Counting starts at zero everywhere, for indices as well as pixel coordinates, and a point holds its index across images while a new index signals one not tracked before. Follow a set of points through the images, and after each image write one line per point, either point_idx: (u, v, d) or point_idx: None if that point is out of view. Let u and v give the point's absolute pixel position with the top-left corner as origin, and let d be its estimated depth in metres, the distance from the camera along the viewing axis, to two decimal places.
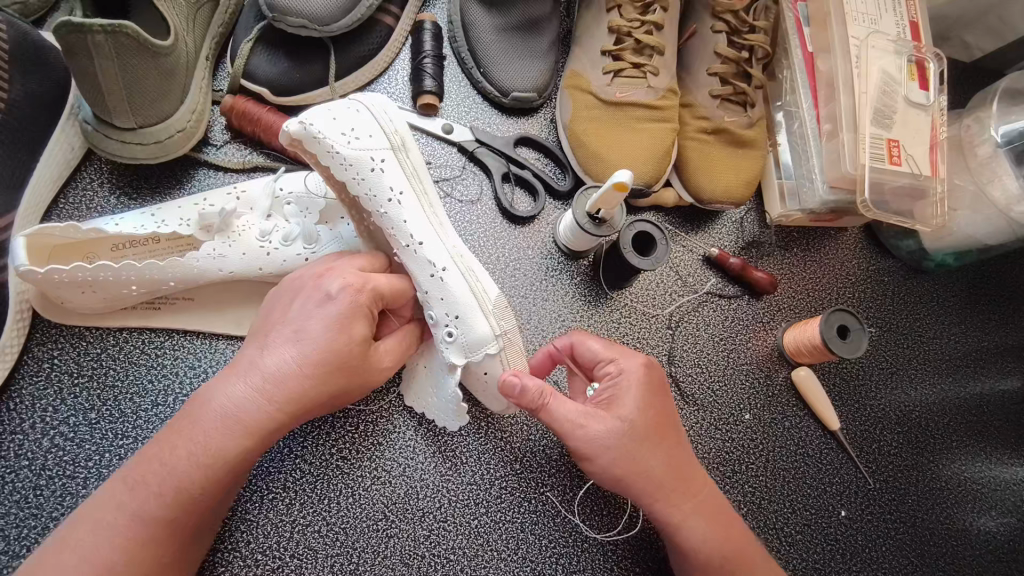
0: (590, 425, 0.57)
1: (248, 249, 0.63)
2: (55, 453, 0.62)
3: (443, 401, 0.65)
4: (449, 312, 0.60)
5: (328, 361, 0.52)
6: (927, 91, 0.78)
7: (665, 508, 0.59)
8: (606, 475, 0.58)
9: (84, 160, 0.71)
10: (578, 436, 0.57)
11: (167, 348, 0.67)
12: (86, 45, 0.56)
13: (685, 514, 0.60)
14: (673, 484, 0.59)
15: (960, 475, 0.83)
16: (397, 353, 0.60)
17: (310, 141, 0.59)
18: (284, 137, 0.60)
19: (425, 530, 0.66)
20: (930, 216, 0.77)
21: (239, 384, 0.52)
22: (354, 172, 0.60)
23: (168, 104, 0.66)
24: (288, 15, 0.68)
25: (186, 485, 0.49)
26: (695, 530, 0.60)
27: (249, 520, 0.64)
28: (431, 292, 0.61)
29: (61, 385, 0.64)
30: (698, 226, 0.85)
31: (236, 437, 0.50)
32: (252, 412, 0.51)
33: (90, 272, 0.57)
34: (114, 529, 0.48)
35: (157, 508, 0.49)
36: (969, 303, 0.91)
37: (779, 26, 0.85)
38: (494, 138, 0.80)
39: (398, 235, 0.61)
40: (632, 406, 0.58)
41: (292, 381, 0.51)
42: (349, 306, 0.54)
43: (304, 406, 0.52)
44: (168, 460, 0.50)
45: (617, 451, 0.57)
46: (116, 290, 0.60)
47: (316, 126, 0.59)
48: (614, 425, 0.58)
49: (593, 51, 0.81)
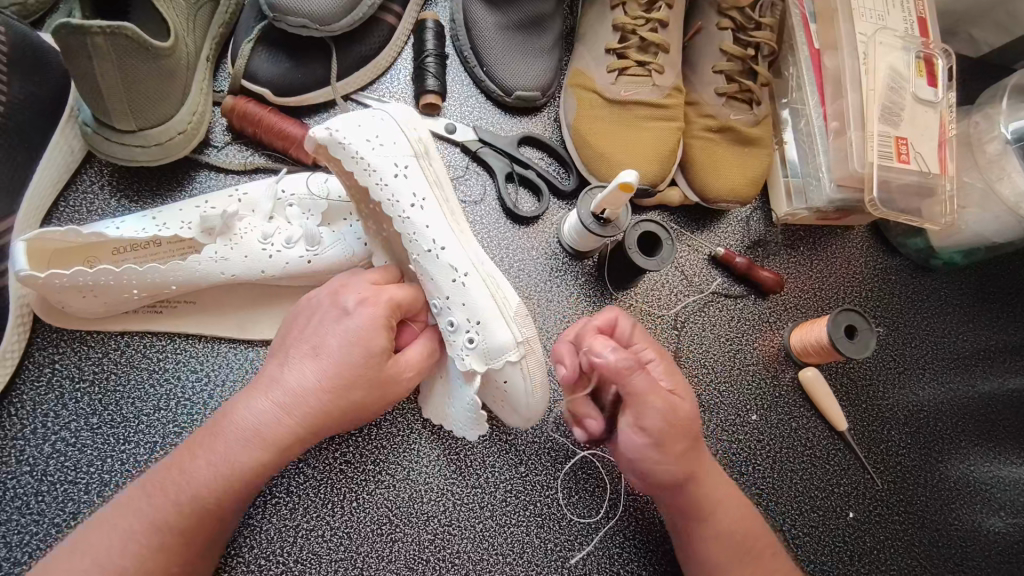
0: (679, 407, 0.56)
1: (250, 252, 0.62)
2: (57, 459, 0.62)
3: (458, 411, 0.62)
4: (472, 318, 0.59)
5: (348, 376, 0.51)
6: (935, 87, 0.77)
7: (710, 492, 0.60)
8: (677, 463, 0.56)
9: (83, 162, 0.70)
10: (665, 415, 0.54)
11: (168, 352, 0.67)
12: (84, 46, 0.55)
13: (720, 496, 0.60)
14: (714, 468, 0.61)
15: (968, 475, 0.82)
16: (420, 364, 0.57)
17: (335, 149, 0.60)
18: (309, 143, 0.60)
19: (429, 533, 0.66)
20: (939, 215, 0.77)
21: (262, 400, 0.51)
22: (376, 177, 0.59)
23: (169, 106, 0.65)
24: (288, 15, 0.67)
25: (206, 495, 0.49)
26: (728, 513, 0.60)
27: (252, 526, 0.63)
28: (453, 297, 0.59)
29: (62, 390, 0.64)
30: (703, 226, 0.85)
31: (262, 449, 0.50)
32: (275, 425, 0.51)
33: (91, 277, 0.57)
34: (132, 534, 0.48)
35: (174, 517, 0.48)
36: (978, 300, 0.90)
37: (785, 22, 0.84)
38: (497, 138, 0.79)
39: (419, 239, 0.59)
40: (690, 393, 0.59)
41: (314, 398, 0.51)
42: (367, 319, 0.53)
43: (328, 420, 0.52)
44: (191, 468, 0.50)
45: (694, 434, 0.57)
46: (117, 294, 0.60)
47: (342, 133, 0.60)
48: (689, 410, 0.57)
49: (597, 48, 0.80)
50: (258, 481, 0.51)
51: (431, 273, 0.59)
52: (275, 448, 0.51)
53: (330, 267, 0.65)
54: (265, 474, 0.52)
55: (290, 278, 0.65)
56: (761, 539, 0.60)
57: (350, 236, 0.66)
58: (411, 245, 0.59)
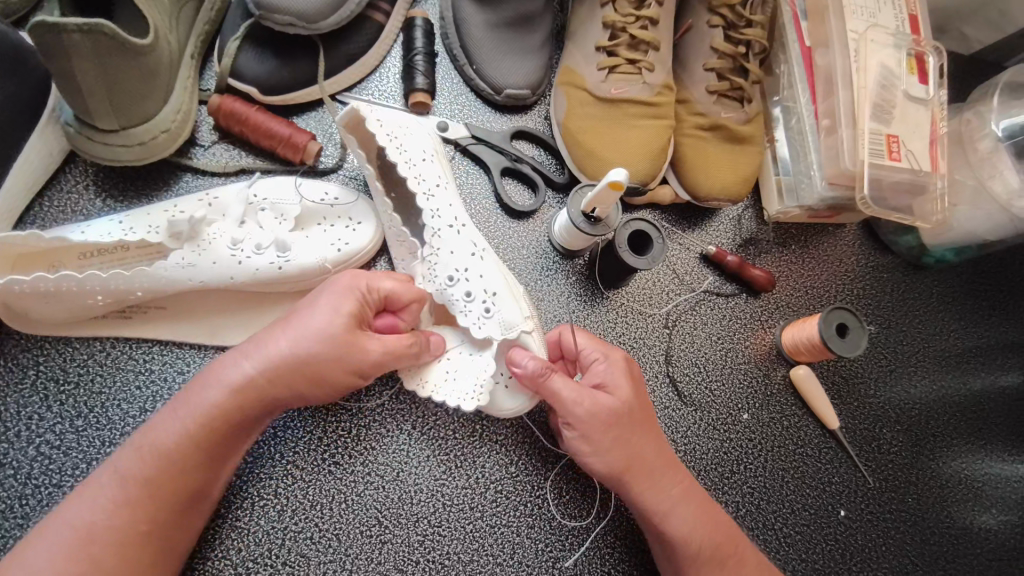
0: (598, 400, 0.59)
1: (219, 259, 0.62)
2: (41, 462, 0.61)
3: (467, 379, 0.62)
4: (488, 289, 0.62)
5: (303, 326, 0.54)
6: (926, 85, 0.77)
7: (654, 500, 0.60)
8: (607, 463, 0.59)
9: (65, 162, 0.69)
10: (587, 409, 0.58)
11: (154, 354, 0.66)
12: (61, 45, 0.55)
13: (672, 502, 0.60)
14: (663, 471, 0.61)
15: (961, 472, 0.82)
16: (391, 348, 0.56)
17: (368, 121, 0.64)
18: (342, 112, 0.65)
19: (418, 535, 0.65)
20: (929, 212, 0.77)
21: (235, 359, 0.54)
22: (405, 156, 0.65)
23: (152, 104, 0.64)
24: (274, 13, 0.66)
25: (167, 443, 0.52)
26: (684, 520, 0.60)
27: (240, 528, 0.63)
28: (469, 270, 0.62)
29: (46, 392, 0.63)
30: (695, 224, 0.84)
31: (216, 391, 0.53)
32: (235, 370, 0.53)
33: (53, 283, 0.56)
34: (102, 490, 0.50)
35: (137, 467, 0.51)
36: (970, 297, 0.90)
37: (776, 20, 0.84)
38: (490, 134, 0.78)
39: (441, 215, 0.64)
40: (627, 387, 0.61)
41: (272, 348, 0.54)
42: (338, 287, 0.56)
43: (289, 373, 0.54)
44: (160, 422, 0.53)
45: (619, 430, 0.59)
46: (80, 300, 0.59)
47: (377, 112, 0.65)
48: (615, 406, 0.59)
49: (587, 46, 0.79)
50: (220, 429, 0.53)
51: (450, 245, 0.63)
52: (232, 392, 0.53)
53: (302, 272, 0.65)
54: (228, 421, 0.53)
55: (260, 285, 0.65)
56: (730, 538, 0.62)
57: (322, 241, 0.67)
58: (433, 220, 0.63)
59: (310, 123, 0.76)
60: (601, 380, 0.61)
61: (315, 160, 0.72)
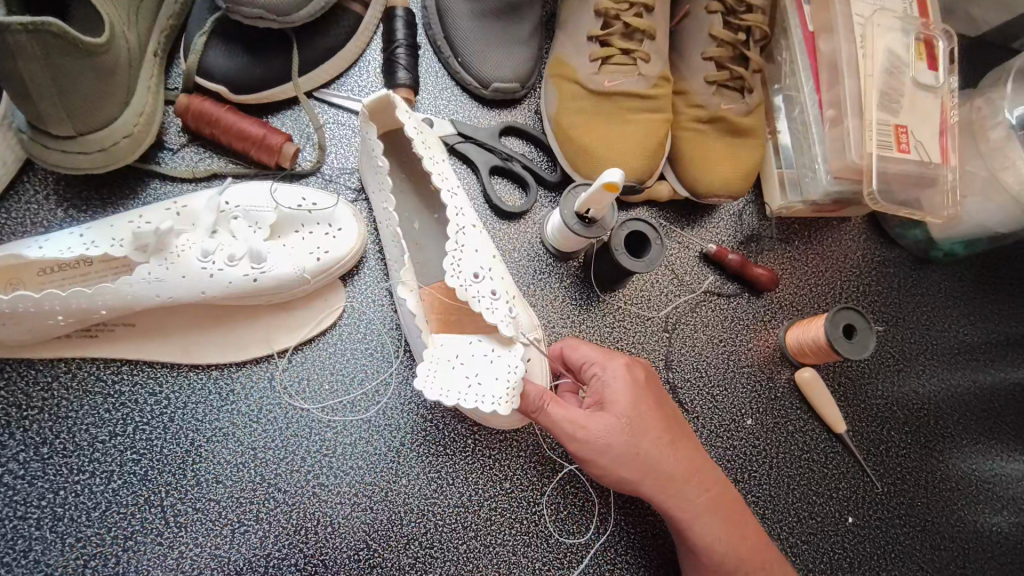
0: (591, 426, 0.55)
1: (189, 272, 0.58)
2: (4, 494, 0.58)
3: (494, 380, 0.56)
4: (507, 291, 0.61)
5: None
6: (936, 72, 0.73)
7: (678, 512, 0.58)
8: (620, 480, 0.56)
9: (23, 170, 0.65)
10: (582, 440, 0.55)
11: (124, 375, 0.62)
12: (7, 46, 0.50)
13: (696, 512, 0.58)
14: (686, 486, 0.58)
15: (971, 473, 0.80)
16: None
17: (400, 110, 0.60)
18: (374, 97, 0.60)
19: (409, 557, 0.62)
20: (940, 206, 0.73)
21: None
22: (430, 152, 0.61)
23: (113, 106, 0.60)
24: (241, 6, 0.61)
25: None
26: (709, 533, 0.59)
27: (219, 556, 0.59)
28: (493, 271, 0.59)
29: (8, 418, 0.60)
30: (693, 221, 0.81)
31: None
32: None
33: (6, 304, 0.52)
34: None
35: None
36: (979, 292, 0.86)
37: (777, 4, 0.80)
38: (478, 130, 0.74)
39: (464, 216, 0.60)
40: (625, 402, 0.57)
41: None
42: None
43: None
44: None
45: (623, 453, 0.55)
46: (40, 321, 0.56)
47: (406, 104, 0.61)
48: (613, 429, 0.55)
49: (579, 35, 0.74)
50: None
51: (472, 246, 0.59)
52: None
53: (278, 284, 0.62)
54: None
55: (234, 298, 0.61)
56: (757, 549, 0.60)
57: (300, 250, 0.63)
58: (458, 218, 0.59)
59: (285, 123, 0.72)
60: (601, 397, 0.58)
61: (291, 163, 0.68)
